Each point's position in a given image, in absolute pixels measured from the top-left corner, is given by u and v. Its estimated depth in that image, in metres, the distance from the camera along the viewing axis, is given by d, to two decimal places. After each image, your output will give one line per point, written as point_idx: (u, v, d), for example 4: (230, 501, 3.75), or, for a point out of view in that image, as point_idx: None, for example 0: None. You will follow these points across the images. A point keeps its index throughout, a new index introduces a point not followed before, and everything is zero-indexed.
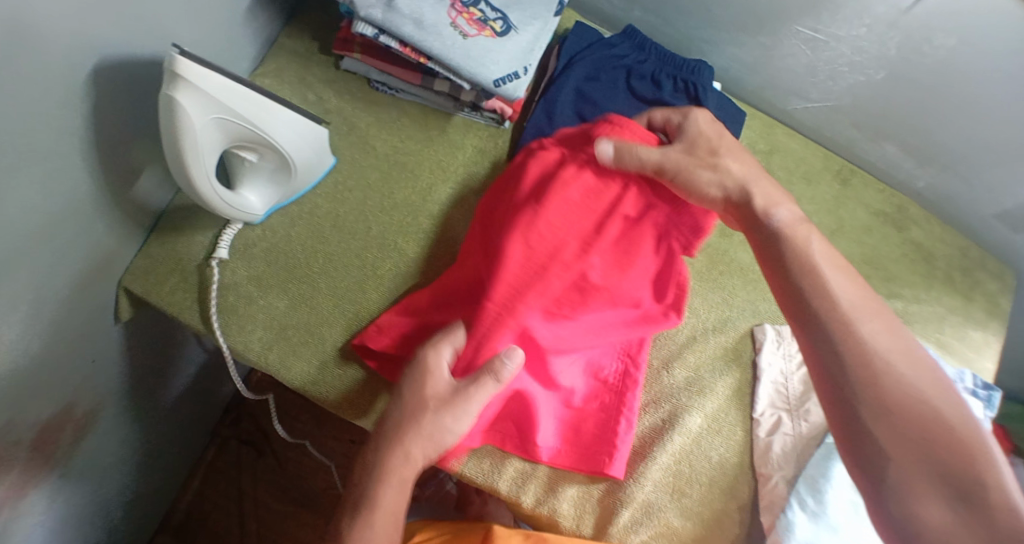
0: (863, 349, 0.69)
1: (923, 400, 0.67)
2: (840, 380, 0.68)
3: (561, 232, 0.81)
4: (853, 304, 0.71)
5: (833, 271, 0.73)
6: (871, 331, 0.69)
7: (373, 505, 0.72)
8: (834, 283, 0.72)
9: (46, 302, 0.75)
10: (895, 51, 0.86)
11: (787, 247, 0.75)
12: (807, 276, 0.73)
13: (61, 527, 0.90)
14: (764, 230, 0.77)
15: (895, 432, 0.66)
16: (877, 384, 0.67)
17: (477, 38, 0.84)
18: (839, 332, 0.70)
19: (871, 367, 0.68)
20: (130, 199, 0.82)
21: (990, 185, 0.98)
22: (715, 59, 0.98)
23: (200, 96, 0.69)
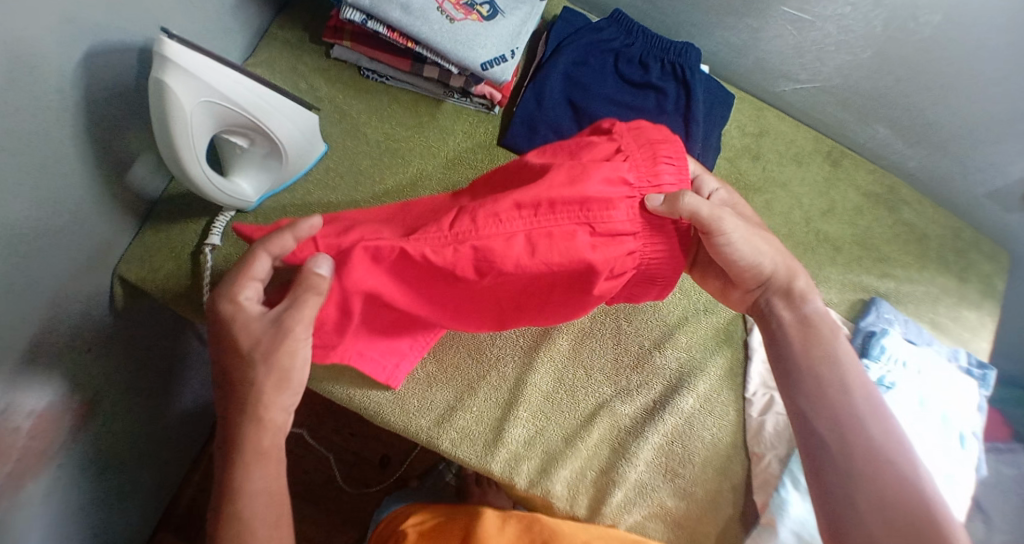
0: (869, 445, 0.73)
1: (916, 489, 0.71)
2: (839, 467, 0.73)
3: (555, 227, 0.65)
4: (865, 404, 0.75)
5: (850, 365, 0.77)
6: (867, 423, 0.74)
7: (238, 489, 0.69)
8: (852, 378, 0.76)
9: (42, 291, 0.76)
10: (880, 29, 0.87)
11: (808, 337, 0.78)
12: (828, 368, 0.76)
13: (64, 518, 0.91)
14: (797, 312, 0.78)
15: (879, 514, 0.70)
16: (873, 477, 0.72)
17: (465, 22, 0.85)
18: (848, 426, 0.74)
19: (875, 459, 0.72)
20: (123, 189, 0.83)
21: (981, 163, 0.98)
22: (703, 41, 0.99)
23: (189, 79, 0.69)
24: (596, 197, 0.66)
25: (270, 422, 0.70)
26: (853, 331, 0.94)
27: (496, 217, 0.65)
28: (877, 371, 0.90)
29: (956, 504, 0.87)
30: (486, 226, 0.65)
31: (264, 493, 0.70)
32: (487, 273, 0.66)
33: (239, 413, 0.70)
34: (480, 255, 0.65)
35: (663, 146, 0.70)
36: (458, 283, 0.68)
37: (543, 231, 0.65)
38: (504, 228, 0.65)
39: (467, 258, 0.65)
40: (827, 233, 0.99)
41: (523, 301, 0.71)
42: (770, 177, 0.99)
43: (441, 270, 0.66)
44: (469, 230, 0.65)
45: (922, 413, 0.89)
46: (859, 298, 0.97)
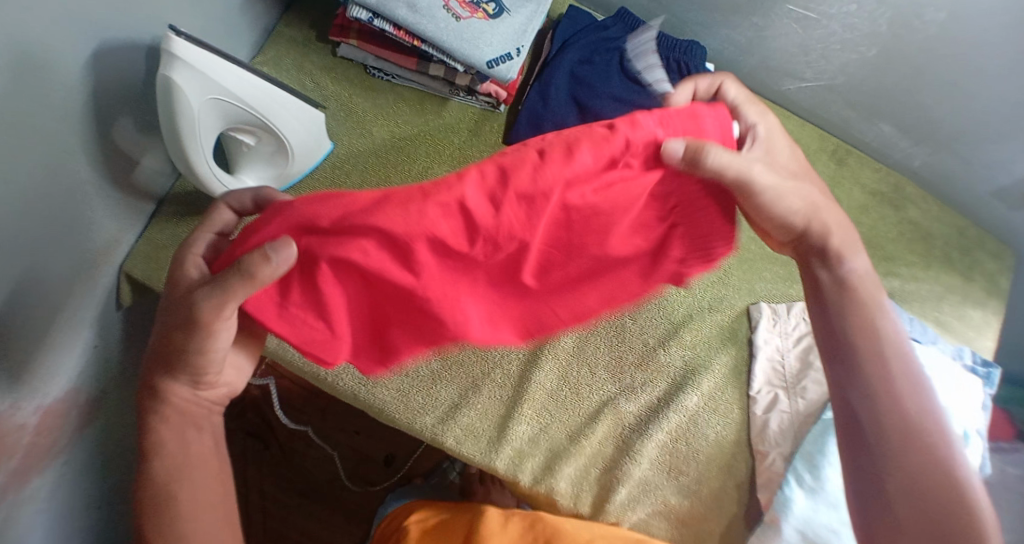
0: (905, 423, 0.70)
1: (942, 466, 0.69)
2: (869, 438, 0.71)
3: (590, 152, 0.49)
4: (902, 378, 0.71)
5: (891, 331, 0.73)
6: (907, 391, 0.71)
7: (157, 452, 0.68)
8: (898, 347, 0.72)
9: (52, 289, 0.77)
10: (885, 27, 0.87)
11: (845, 298, 0.74)
12: (864, 339, 0.73)
13: (72, 513, 0.93)
14: (834, 273, 0.74)
15: (906, 492, 0.68)
16: (904, 458, 0.69)
17: (471, 20, 0.85)
18: (883, 400, 0.71)
19: (907, 435, 0.70)
20: (131, 187, 0.84)
21: (986, 162, 0.98)
22: (708, 39, 0.99)
23: (194, 75, 0.69)
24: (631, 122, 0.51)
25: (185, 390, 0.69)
26: None
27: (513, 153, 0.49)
28: None
29: None
30: (506, 165, 0.48)
31: (195, 450, 0.70)
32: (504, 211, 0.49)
33: (160, 377, 0.67)
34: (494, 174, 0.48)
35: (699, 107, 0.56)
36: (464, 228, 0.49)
37: (573, 158, 0.48)
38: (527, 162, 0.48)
39: (478, 207, 0.48)
40: None
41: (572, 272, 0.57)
42: None
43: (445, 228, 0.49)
44: (483, 171, 0.48)
45: None
46: None
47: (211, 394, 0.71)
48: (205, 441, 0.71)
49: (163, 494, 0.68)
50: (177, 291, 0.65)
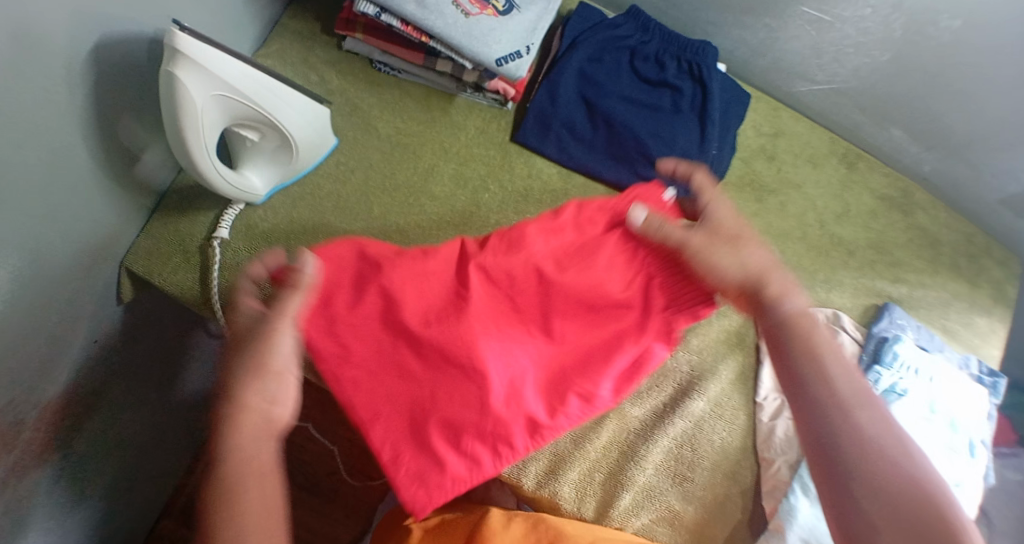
0: (867, 443, 0.62)
1: (915, 490, 0.60)
2: (833, 455, 0.63)
3: (540, 247, 0.79)
4: (851, 393, 0.65)
5: (836, 362, 0.67)
6: (864, 417, 0.64)
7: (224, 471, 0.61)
8: (836, 370, 0.66)
9: (51, 285, 0.76)
10: (899, 33, 0.86)
11: (796, 329, 0.68)
12: (811, 360, 0.67)
13: (67, 508, 0.92)
14: (774, 317, 0.69)
15: (896, 515, 0.59)
16: (869, 477, 0.61)
17: (480, 17, 0.84)
18: (834, 416, 0.64)
19: (867, 454, 0.62)
20: (133, 181, 0.82)
21: (996, 169, 0.97)
22: (720, 39, 0.97)
23: (199, 72, 0.68)
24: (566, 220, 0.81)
25: (248, 434, 0.63)
26: (866, 336, 0.93)
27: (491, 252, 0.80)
28: (888, 378, 0.88)
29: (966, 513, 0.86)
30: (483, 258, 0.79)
31: (268, 504, 0.61)
32: (514, 259, 0.79)
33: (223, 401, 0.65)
34: (504, 237, 0.80)
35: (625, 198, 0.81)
36: (490, 270, 0.79)
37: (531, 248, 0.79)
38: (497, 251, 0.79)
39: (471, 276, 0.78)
40: (840, 236, 0.98)
41: (571, 326, 0.81)
42: (784, 179, 0.98)
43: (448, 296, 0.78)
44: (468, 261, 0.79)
45: (932, 421, 0.89)
46: (871, 303, 0.96)
47: (280, 416, 0.66)
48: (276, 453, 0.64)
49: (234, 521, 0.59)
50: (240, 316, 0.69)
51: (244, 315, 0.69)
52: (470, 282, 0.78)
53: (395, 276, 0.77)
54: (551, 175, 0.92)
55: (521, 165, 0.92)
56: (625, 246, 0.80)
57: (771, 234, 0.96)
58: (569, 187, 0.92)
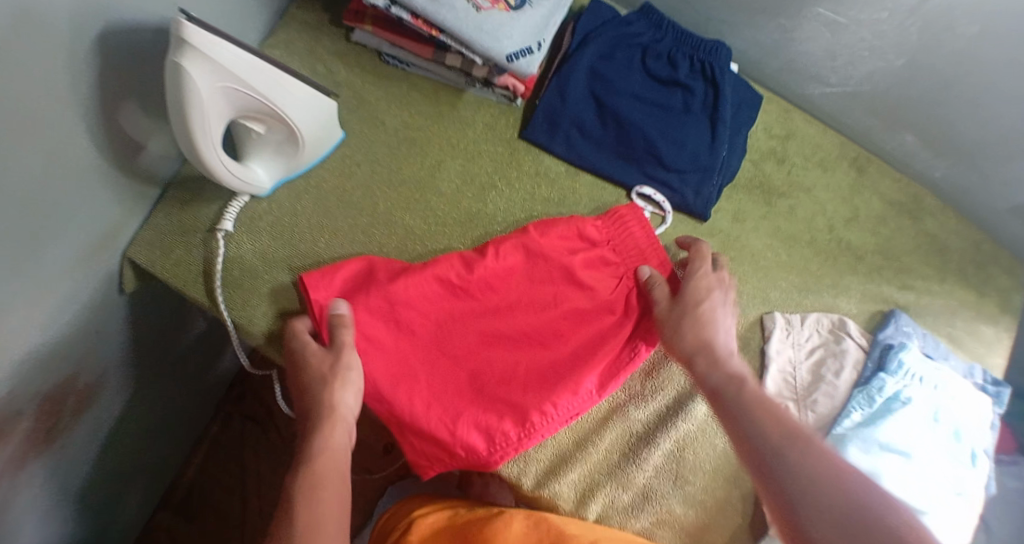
0: (805, 474, 0.68)
1: (858, 507, 0.66)
2: (784, 495, 0.68)
3: (539, 249, 0.85)
4: (779, 437, 0.71)
5: (763, 404, 0.74)
6: (795, 454, 0.70)
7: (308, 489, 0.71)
8: (762, 413, 0.73)
9: (54, 274, 0.75)
10: (916, 37, 0.84)
11: (737, 388, 0.76)
12: (745, 415, 0.74)
13: (64, 495, 0.92)
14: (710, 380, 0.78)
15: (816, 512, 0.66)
16: (808, 503, 0.67)
17: (491, 12, 0.82)
18: (772, 456, 0.70)
19: (809, 484, 0.68)
20: (138, 171, 0.81)
21: (1008, 178, 0.96)
22: (733, 39, 0.96)
23: (206, 62, 0.67)
24: (566, 228, 0.86)
25: (336, 444, 0.74)
26: (871, 343, 0.92)
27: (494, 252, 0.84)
28: (892, 385, 0.88)
29: (967, 522, 0.86)
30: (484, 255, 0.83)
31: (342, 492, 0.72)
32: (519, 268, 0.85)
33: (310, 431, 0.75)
34: (519, 243, 0.85)
35: (619, 217, 0.87)
36: (498, 273, 0.84)
37: (531, 252, 0.85)
38: (498, 251, 0.84)
39: (473, 270, 0.83)
40: (848, 241, 0.97)
41: (562, 329, 0.84)
42: (794, 183, 0.97)
43: (449, 289, 0.82)
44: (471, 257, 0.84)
45: (937, 429, 0.88)
46: (877, 309, 0.95)
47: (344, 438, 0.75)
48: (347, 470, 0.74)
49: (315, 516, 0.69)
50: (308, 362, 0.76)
51: (314, 356, 0.76)
52: (478, 282, 0.83)
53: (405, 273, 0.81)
54: (560, 174, 0.91)
55: (528, 162, 0.91)
56: (616, 261, 0.86)
57: (779, 238, 0.95)
58: (578, 184, 0.91)
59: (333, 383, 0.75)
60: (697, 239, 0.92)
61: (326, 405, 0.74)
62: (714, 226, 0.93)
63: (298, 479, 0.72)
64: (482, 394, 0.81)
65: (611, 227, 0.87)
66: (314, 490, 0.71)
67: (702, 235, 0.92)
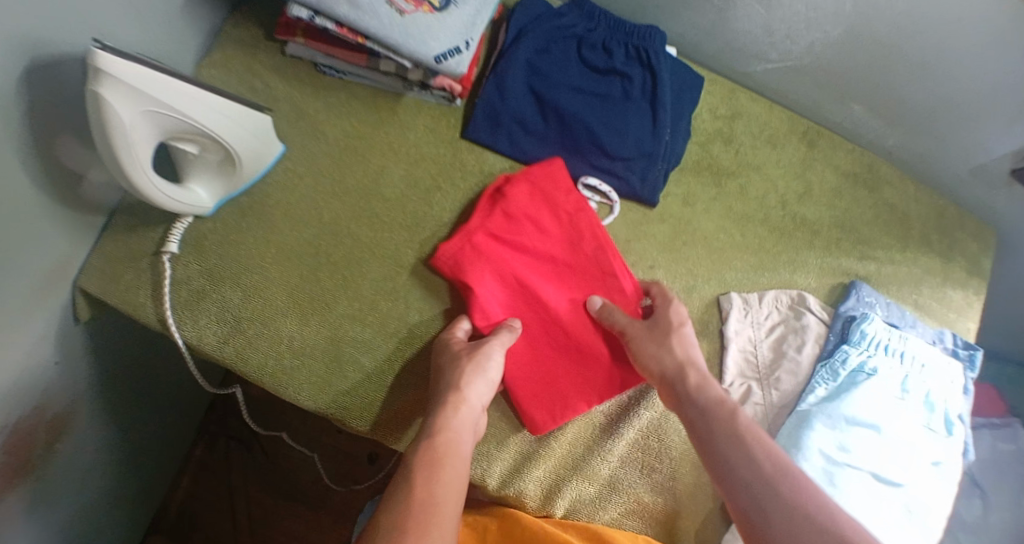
0: (789, 505, 0.69)
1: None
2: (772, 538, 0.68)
3: (528, 217, 0.86)
4: (763, 460, 0.72)
5: (749, 438, 0.74)
6: (778, 480, 0.71)
7: (435, 447, 0.72)
8: (751, 443, 0.73)
9: (8, 310, 0.75)
10: (850, 5, 0.84)
11: (719, 414, 0.76)
12: (730, 445, 0.74)
13: (45, 529, 0.92)
14: (692, 407, 0.78)
15: (786, 524, 0.68)
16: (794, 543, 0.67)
17: (415, 15, 0.82)
18: (757, 482, 0.71)
19: (793, 514, 0.68)
20: (81, 201, 0.81)
21: (961, 140, 0.95)
22: (670, 23, 0.95)
23: (124, 88, 0.67)
24: (542, 193, 0.87)
25: (457, 435, 0.74)
26: (833, 317, 0.91)
27: (495, 223, 0.85)
28: (856, 356, 0.87)
29: (945, 492, 0.85)
30: (501, 229, 0.85)
31: (453, 490, 0.69)
32: (513, 240, 0.85)
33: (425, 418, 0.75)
34: (500, 212, 0.85)
35: (568, 194, 0.87)
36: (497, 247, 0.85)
37: (522, 219, 0.86)
38: (494, 227, 0.85)
39: (500, 245, 0.85)
40: (804, 217, 0.96)
41: (559, 294, 0.86)
42: (743, 161, 0.96)
43: (496, 267, 0.84)
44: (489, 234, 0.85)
45: (906, 400, 0.87)
46: (838, 283, 0.94)
47: (452, 428, 0.74)
48: (467, 449, 0.74)
49: (432, 476, 0.69)
50: (454, 345, 0.80)
51: (461, 342, 0.80)
52: (499, 253, 0.84)
53: (466, 257, 0.83)
54: (505, 171, 0.91)
55: (473, 161, 0.91)
56: (577, 233, 0.87)
57: (731, 218, 0.94)
58: None
59: (464, 373, 0.77)
60: (648, 225, 0.92)
61: (450, 397, 0.75)
62: (665, 212, 0.92)
63: (423, 450, 0.72)
64: (551, 368, 0.84)
65: (567, 196, 0.87)
66: (432, 470, 0.70)
67: (652, 222, 0.92)
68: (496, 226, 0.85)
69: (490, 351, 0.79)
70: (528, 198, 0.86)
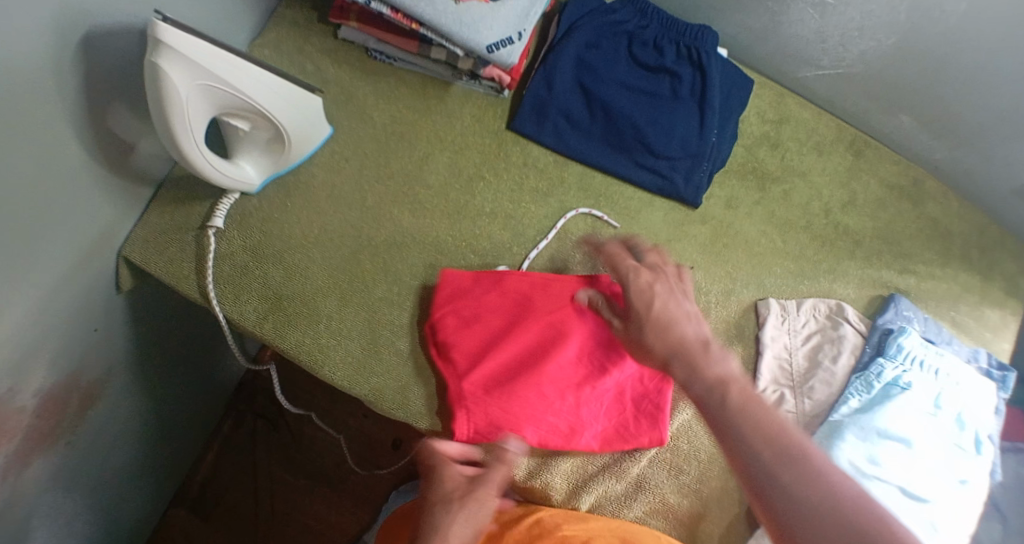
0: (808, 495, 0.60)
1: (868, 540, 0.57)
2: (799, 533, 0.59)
3: (501, 279, 0.84)
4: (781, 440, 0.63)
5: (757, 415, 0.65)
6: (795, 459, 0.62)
7: None
8: (764, 424, 0.64)
9: (53, 274, 0.77)
10: (905, 15, 0.83)
11: (725, 392, 0.68)
12: (743, 426, 0.65)
13: (71, 492, 0.94)
14: (700, 387, 0.69)
15: (813, 520, 0.59)
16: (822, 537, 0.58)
17: (470, 4, 0.82)
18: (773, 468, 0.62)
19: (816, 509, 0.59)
20: (131, 172, 0.83)
21: (1010, 157, 0.94)
22: (722, 24, 0.95)
23: (183, 62, 0.68)
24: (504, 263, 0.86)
25: None
26: (871, 329, 0.90)
27: (470, 296, 0.84)
28: (892, 371, 0.86)
29: (969, 511, 0.84)
30: (477, 300, 0.83)
31: None
32: (490, 308, 0.83)
33: None
34: (475, 282, 0.84)
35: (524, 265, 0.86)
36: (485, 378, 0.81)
37: (497, 282, 0.84)
38: (472, 297, 0.84)
39: (483, 313, 0.83)
40: (845, 226, 0.95)
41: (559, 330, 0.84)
42: (787, 167, 0.95)
43: (486, 340, 0.82)
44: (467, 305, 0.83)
45: (938, 416, 0.86)
46: (877, 295, 0.94)
47: None
48: None
49: None
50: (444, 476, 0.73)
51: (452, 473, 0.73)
52: (484, 324, 0.83)
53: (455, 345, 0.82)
54: (548, 164, 0.91)
55: (516, 153, 0.91)
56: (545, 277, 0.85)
57: (773, 224, 0.94)
58: (566, 175, 0.91)
59: (451, 515, 0.69)
60: (688, 226, 0.91)
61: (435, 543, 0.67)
62: (706, 214, 0.92)
63: None
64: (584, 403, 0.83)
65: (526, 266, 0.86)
66: None
67: (693, 223, 0.92)
68: (470, 300, 0.83)
69: (480, 490, 0.72)
70: (480, 322, 0.83)
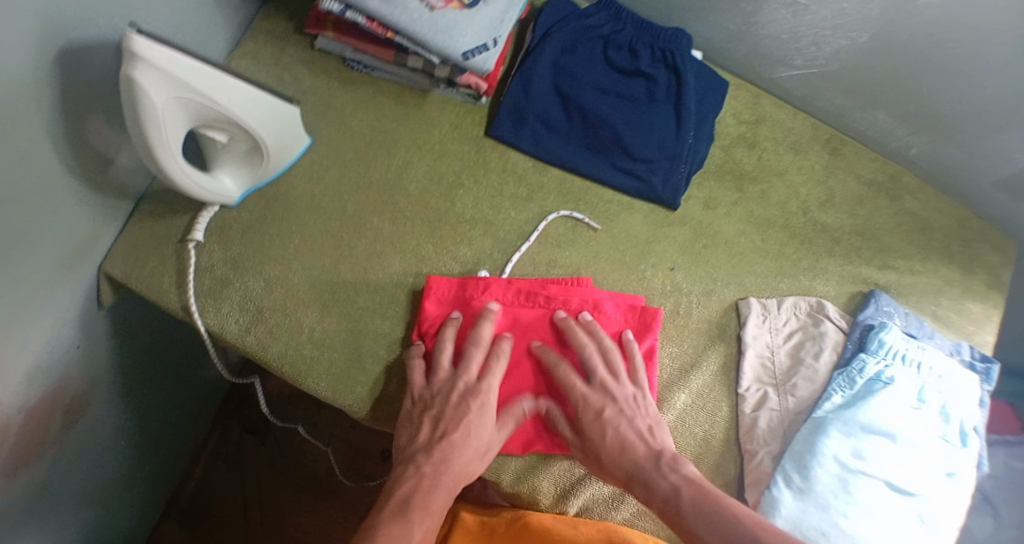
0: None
1: None
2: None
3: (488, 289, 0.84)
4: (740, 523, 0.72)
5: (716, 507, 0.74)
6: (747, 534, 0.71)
7: None
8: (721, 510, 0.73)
9: (32, 290, 0.76)
10: (878, 13, 0.84)
11: (699, 496, 0.75)
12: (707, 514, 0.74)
13: (59, 509, 0.93)
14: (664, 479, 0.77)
15: None
16: None
17: (445, 11, 0.83)
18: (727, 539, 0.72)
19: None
20: (111, 187, 0.83)
21: (985, 150, 0.95)
22: (697, 27, 0.96)
23: (158, 74, 0.68)
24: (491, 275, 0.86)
25: None
26: (851, 324, 0.91)
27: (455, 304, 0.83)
28: (874, 365, 0.86)
29: (957, 504, 0.84)
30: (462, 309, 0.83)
31: None
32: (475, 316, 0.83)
33: None
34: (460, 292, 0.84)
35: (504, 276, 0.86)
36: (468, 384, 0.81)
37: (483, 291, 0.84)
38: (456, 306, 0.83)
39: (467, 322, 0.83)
40: (824, 224, 0.96)
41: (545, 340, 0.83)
42: (765, 166, 0.96)
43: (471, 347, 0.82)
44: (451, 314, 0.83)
45: (922, 410, 0.86)
46: (858, 291, 0.94)
47: None
48: None
49: None
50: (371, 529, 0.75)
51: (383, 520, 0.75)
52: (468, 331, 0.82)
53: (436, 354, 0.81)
54: (528, 169, 0.91)
55: (496, 158, 0.91)
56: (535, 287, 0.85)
57: (752, 223, 0.94)
58: (546, 179, 0.91)
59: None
60: (668, 227, 0.92)
61: None
62: (686, 214, 0.93)
63: None
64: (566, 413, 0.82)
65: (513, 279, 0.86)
66: None
67: (673, 224, 0.92)
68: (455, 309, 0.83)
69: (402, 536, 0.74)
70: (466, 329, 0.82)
